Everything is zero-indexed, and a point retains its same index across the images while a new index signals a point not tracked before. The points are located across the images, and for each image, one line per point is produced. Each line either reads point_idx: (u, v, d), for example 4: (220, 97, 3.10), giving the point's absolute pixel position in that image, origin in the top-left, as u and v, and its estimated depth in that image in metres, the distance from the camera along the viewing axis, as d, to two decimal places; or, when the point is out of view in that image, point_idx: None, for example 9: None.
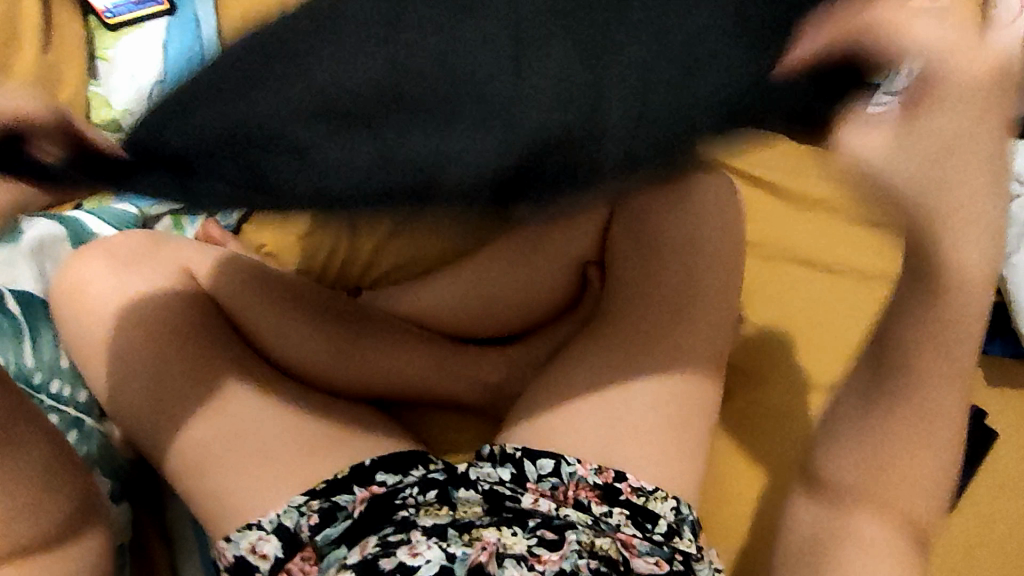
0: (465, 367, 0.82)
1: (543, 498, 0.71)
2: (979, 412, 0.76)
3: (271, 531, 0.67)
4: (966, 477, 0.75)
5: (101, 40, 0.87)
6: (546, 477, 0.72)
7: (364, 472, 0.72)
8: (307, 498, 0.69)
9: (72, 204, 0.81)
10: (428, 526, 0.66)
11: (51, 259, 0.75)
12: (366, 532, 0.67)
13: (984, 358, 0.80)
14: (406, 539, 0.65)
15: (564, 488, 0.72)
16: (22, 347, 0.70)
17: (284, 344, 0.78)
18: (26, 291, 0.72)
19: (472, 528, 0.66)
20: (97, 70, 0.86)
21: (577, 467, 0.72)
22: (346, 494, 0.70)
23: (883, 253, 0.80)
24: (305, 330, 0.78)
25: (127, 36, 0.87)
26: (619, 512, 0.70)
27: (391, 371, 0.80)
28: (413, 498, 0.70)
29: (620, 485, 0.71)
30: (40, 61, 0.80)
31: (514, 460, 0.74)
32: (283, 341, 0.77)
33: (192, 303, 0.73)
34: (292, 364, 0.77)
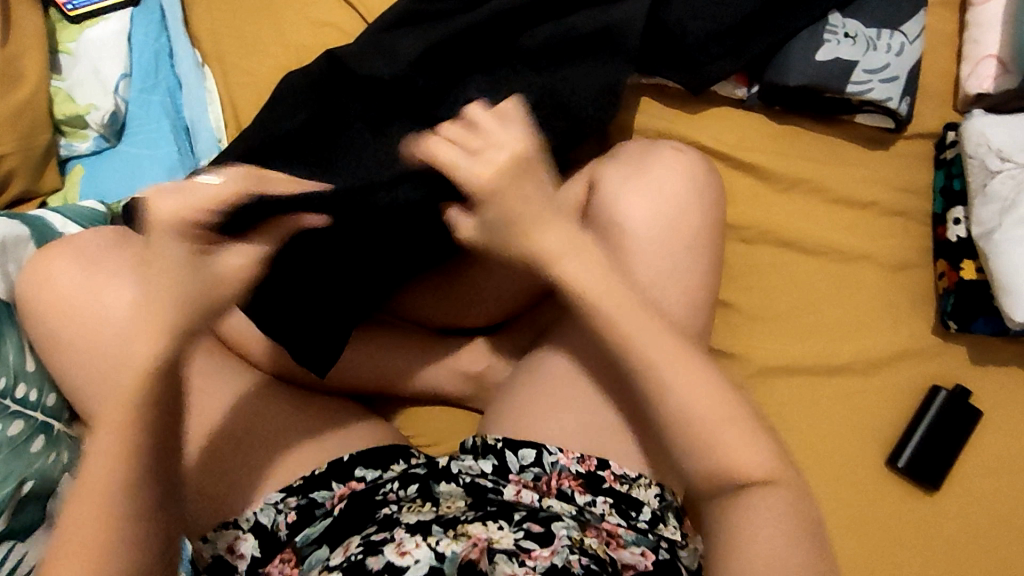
0: (440, 357, 0.81)
1: (525, 489, 0.71)
2: (961, 390, 0.75)
3: (248, 531, 0.68)
4: (946, 458, 0.74)
5: (63, 34, 0.84)
6: (528, 468, 0.71)
7: (341, 470, 0.71)
8: (283, 496, 0.69)
9: (39, 204, 0.80)
10: (412, 523, 0.67)
11: (13, 257, 0.70)
12: (348, 531, 0.69)
13: (969, 337, 0.78)
14: (391, 537, 0.65)
15: (547, 478, 0.71)
16: None
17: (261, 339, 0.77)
18: None
19: (459, 523, 0.66)
20: (59, 65, 0.83)
21: (559, 456, 0.71)
22: (323, 492, 0.70)
23: (866, 233, 0.79)
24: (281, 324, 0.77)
25: (90, 29, 0.84)
26: (602, 501, 0.70)
27: (370, 363, 0.80)
28: (394, 493, 0.71)
29: (603, 473, 0.71)
30: None
31: (496, 451, 0.73)
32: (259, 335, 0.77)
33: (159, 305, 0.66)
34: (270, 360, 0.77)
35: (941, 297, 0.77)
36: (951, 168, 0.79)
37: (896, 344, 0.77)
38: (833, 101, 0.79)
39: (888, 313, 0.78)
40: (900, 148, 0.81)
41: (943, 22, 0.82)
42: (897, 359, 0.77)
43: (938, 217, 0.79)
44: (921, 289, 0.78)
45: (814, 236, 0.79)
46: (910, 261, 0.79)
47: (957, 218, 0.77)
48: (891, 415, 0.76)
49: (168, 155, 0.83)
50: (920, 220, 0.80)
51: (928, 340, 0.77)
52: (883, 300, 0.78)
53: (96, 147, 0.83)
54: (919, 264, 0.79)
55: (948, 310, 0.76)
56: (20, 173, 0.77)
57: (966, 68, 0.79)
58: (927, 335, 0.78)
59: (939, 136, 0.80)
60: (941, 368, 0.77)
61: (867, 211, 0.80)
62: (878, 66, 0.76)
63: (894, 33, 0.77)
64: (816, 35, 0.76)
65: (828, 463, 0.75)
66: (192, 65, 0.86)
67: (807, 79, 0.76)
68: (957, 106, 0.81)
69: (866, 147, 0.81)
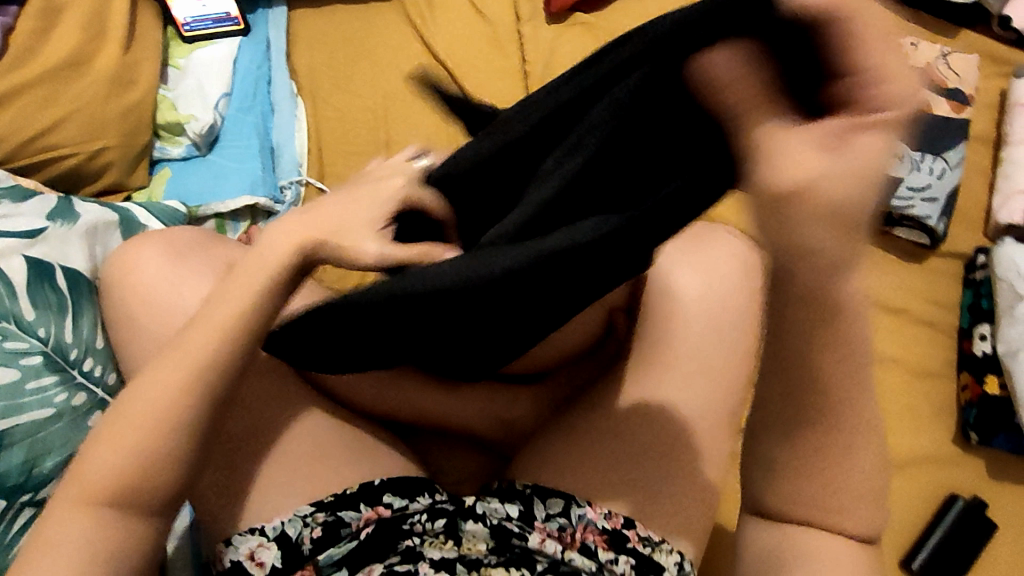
0: (480, 401, 0.82)
1: (549, 538, 0.72)
2: (977, 500, 0.77)
3: (273, 540, 0.68)
4: (962, 561, 0.76)
5: (175, 50, 0.92)
6: (554, 518, 0.72)
7: (372, 493, 0.71)
8: (313, 509, 0.69)
9: (124, 197, 0.83)
10: (436, 560, 0.70)
11: (100, 241, 0.74)
12: (371, 556, 0.70)
13: (987, 451, 0.80)
14: (414, 571, 0.69)
15: (572, 530, 0.72)
16: (65, 321, 0.66)
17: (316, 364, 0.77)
18: (75, 267, 0.69)
19: (482, 565, 0.70)
20: (167, 76, 0.91)
21: (586, 510, 0.72)
22: (351, 512, 0.70)
23: (894, 339, 0.84)
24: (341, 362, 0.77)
25: (201, 49, 0.92)
26: (624, 560, 0.70)
27: (411, 405, 0.80)
28: (420, 524, 0.71)
29: (627, 532, 0.71)
30: (119, 60, 0.83)
31: (523, 496, 0.74)
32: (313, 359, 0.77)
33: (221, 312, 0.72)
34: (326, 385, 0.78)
35: (963, 409, 0.81)
36: (979, 288, 0.84)
37: (917, 446, 0.80)
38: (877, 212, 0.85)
39: (910, 414, 0.81)
40: (931, 263, 0.86)
41: (977, 158, 0.90)
42: (917, 462, 0.80)
43: (964, 331, 0.84)
44: (943, 397, 0.82)
45: None
46: (934, 369, 0.83)
47: (983, 333, 0.81)
48: (907, 516, 0.78)
49: (253, 171, 0.87)
50: (945, 332, 0.84)
51: (947, 446, 0.80)
52: (905, 401, 0.82)
53: (186, 154, 0.88)
54: (941, 373, 0.83)
55: (971, 421, 0.79)
56: (115, 167, 0.81)
57: (998, 200, 0.86)
58: (947, 441, 0.81)
59: (969, 257, 0.86)
60: (957, 477, 0.80)
61: (897, 316, 0.84)
62: (919, 185, 0.83)
63: (935, 158, 0.84)
64: None
65: None
66: (288, 94, 0.92)
67: None
68: (988, 233, 0.87)
69: (902, 257, 0.86)
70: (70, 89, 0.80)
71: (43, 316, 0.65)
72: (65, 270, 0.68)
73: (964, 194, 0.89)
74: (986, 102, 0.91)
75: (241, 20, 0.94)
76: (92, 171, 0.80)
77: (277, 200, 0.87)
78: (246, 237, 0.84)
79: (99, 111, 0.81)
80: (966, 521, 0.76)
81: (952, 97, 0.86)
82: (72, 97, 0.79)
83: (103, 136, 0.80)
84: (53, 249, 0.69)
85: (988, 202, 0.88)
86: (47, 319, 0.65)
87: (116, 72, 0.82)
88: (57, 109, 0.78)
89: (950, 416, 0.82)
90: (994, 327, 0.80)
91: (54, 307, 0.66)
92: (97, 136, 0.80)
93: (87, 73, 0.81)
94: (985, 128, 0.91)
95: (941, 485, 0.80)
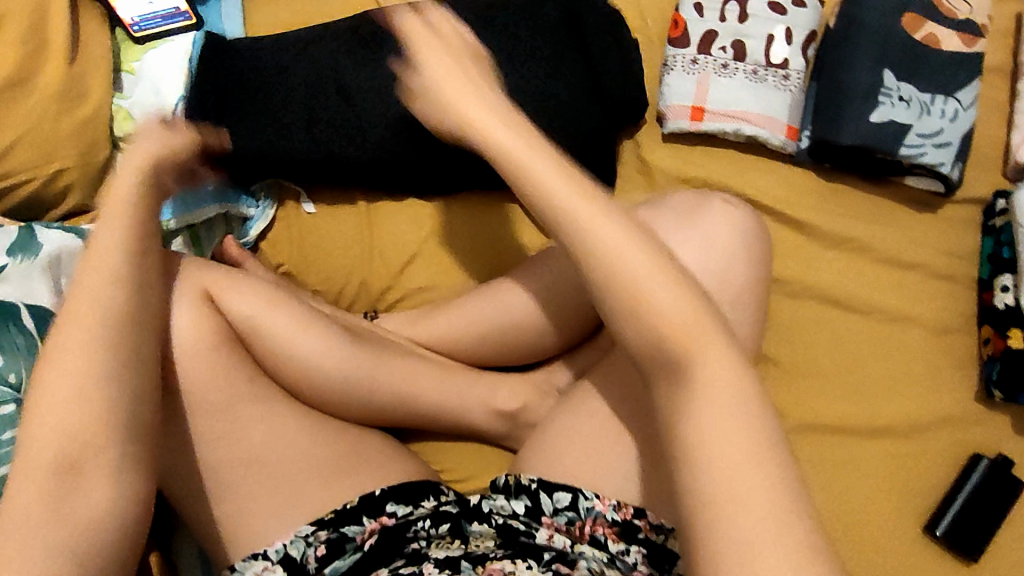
0: (477, 391, 0.81)
1: (557, 533, 0.69)
2: (1003, 459, 0.74)
3: (277, 562, 0.65)
4: (989, 521, 0.72)
5: (126, 52, 0.86)
6: (562, 511, 0.69)
7: (373, 503, 0.70)
8: (314, 528, 0.67)
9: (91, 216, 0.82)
10: (440, 559, 0.66)
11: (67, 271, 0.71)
12: (376, 566, 0.67)
13: (1011, 406, 0.77)
14: (418, 571, 0.64)
15: (581, 523, 0.69)
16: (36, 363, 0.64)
17: (293, 365, 0.72)
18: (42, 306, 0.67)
19: (486, 559, 0.65)
20: (121, 82, 0.85)
21: (594, 503, 0.68)
22: (354, 526, 0.68)
23: (913, 296, 0.79)
24: (316, 350, 0.72)
25: (154, 50, 0.86)
26: (636, 551, 0.67)
27: (403, 399, 0.77)
28: (425, 531, 0.69)
29: (638, 522, 0.67)
30: (65, 71, 0.78)
31: (529, 492, 0.70)
32: (291, 360, 0.71)
33: (208, 326, 0.67)
34: (302, 389, 0.73)
35: (986, 364, 0.76)
36: (999, 236, 0.79)
37: (938, 406, 0.77)
38: (884, 163, 0.80)
39: (930, 372, 0.78)
40: (946, 212, 0.81)
41: (992, 91, 0.83)
42: (938, 424, 0.76)
43: (984, 283, 0.79)
44: (964, 354, 0.78)
45: (857, 295, 0.79)
46: (952, 324, 0.79)
47: (1005, 285, 0.76)
48: (927, 481, 0.75)
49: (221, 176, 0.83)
50: (964, 284, 0.80)
51: (970, 404, 0.77)
52: (925, 361, 0.78)
53: None
54: (961, 328, 0.79)
55: (994, 379, 0.75)
56: (78, 187, 0.79)
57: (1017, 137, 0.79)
58: (970, 399, 0.77)
59: (987, 203, 0.81)
60: (982, 436, 0.76)
61: (912, 272, 0.80)
62: (931, 130, 0.76)
63: (947, 98, 0.77)
64: (868, 97, 0.77)
65: (870, 529, 0.73)
66: None
67: (859, 139, 0.76)
68: (1007, 173, 0.81)
69: (917, 209, 0.81)
70: (16, 110, 0.75)
71: (9, 361, 0.63)
72: (32, 312, 0.66)
73: (980, 133, 0.82)
74: (1001, 29, 0.84)
75: (192, 13, 0.88)
76: (54, 194, 0.78)
77: (250, 205, 0.85)
78: (223, 251, 0.81)
79: (51, 129, 0.76)
80: (991, 481, 0.73)
81: (964, 30, 0.78)
82: (22, 115, 0.75)
83: (59, 157, 0.77)
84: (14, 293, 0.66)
85: (1006, 140, 0.82)
86: (15, 364, 0.63)
87: (64, 85, 0.77)
88: (7, 132, 0.74)
89: (970, 372, 0.78)
90: (1017, 277, 0.75)
91: (20, 351, 0.64)
92: (52, 158, 0.76)
93: (34, 91, 0.76)
94: (1001, 58, 0.83)
95: (964, 445, 0.76)
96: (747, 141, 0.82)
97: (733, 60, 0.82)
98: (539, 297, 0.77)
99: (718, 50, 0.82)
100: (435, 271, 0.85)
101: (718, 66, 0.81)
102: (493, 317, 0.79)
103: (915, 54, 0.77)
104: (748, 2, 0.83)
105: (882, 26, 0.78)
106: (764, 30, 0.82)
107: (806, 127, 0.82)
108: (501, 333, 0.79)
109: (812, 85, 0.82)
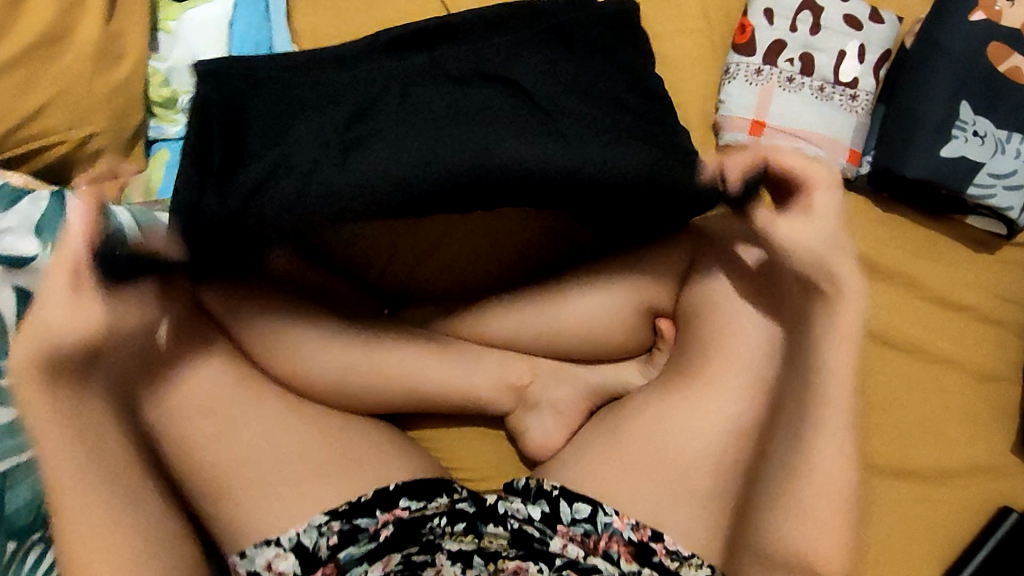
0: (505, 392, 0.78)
1: (572, 543, 0.67)
2: None
3: (289, 550, 0.63)
4: None
5: (166, 11, 0.83)
6: (580, 522, 0.67)
7: (386, 498, 0.66)
8: (327, 518, 0.64)
9: (122, 182, 0.81)
10: (453, 551, 0.66)
11: None
12: (389, 552, 0.66)
13: None
14: (433, 561, 0.65)
15: (596, 536, 0.66)
16: None
17: (295, 362, 0.70)
18: None
19: (501, 558, 0.65)
20: (158, 42, 0.82)
21: (613, 519, 0.66)
22: (366, 517, 0.65)
23: (961, 339, 0.76)
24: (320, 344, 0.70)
25: (193, 11, 0.83)
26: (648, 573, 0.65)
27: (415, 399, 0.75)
28: (440, 528, 0.67)
29: (654, 545, 0.66)
30: (102, 29, 0.74)
31: (549, 497, 0.68)
32: (290, 356, 0.69)
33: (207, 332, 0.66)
34: (308, 391, 0.70)
35: None
36: None
37: (973, 455, 0.75)
38: (947, 200, 0.76)
39: (970, 419, 0.75)
40: (1005, 255, 0.78)
41: None
42: (970, 473, 0.74)
43: None
44: (1004, 404, 0.76)
45: (904, 333, 0.76)
46: (996, 371, 0.77)
47: None
48: (953, 528, 0.73)
49: None
50: (1012, 330, 0.77)
51: (1006, 455, 0.75)
52: (966, 407, 0.75)
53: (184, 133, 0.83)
54: (1004, 376, 0.77)
55: None
56: (107, 153, 0.77)
57: None
58: (1006, 451, 0.75)
59: None
60: (1013, 490, 0.74)
61: (962, 313, 0.77)
62: (1003, 171, 0.73)
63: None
64: (940, 131, 0.73)
65: (894, 573, 0.72)
66: None
67: (926, 174, 0.73)
68: None
69: (973, 248, 0.78)
70: (49, 67, 0.71)
71: None
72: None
73: None
74: None
75: None
76: (83, 159, 0.76)
77: None
78: None
79: (85, 92, 0.73)
80: None
81: None
82: (54, 75, 0.72)
83: (90, 121, 0.74)
84: (36, 282, 0.66)
85: None
86: None
87: (101, 45, 0.74)
88: (38, 93, 0.71)
89: (1009, 422, 0.76)
90: None
91: None
92: (84, 122, 0.74)
93: (68, 48, 0.72)
94: None
95: (994, 496, 0.74)
96: (804, 161, 0.79)
97: (800, 75, 0.77)
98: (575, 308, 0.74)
99: (785, 62, 0.77)
100: (465, 269, 0.82)
101: (783, 81, 0.77)
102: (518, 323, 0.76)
103: (996, 87, 0.73)
104: (823, 13, 0.78)
105: (965, 54, 0.73)
106: (837, 45, 0.77)
107: (869, 152, 0.78)
108: (532, 339, 0.76)
109: (880, 109, 0.78)
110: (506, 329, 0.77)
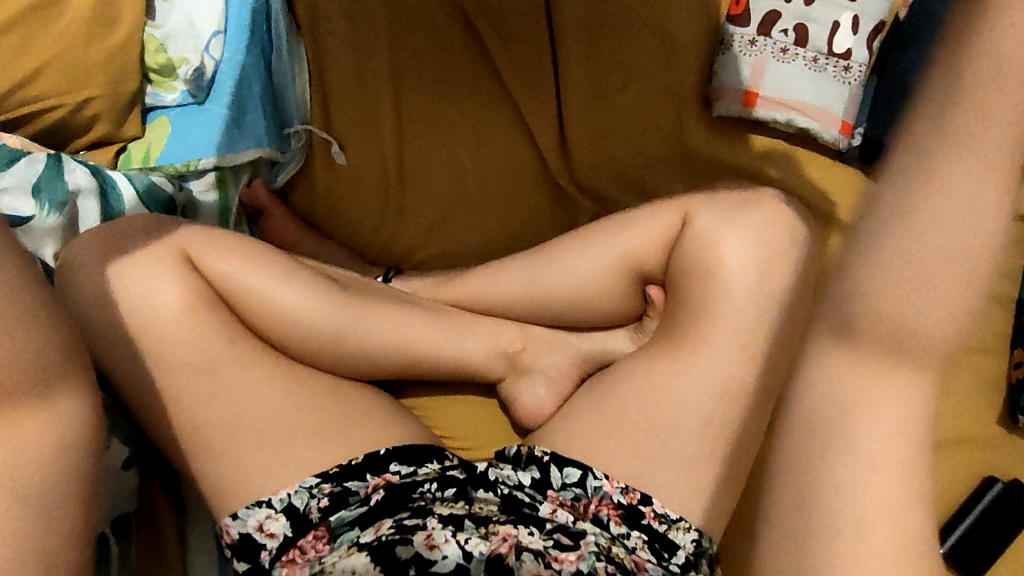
0: (494, 349, 0.78)
1: (561, 508, 0.66)
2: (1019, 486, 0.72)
3: (280, 511, 0.63)
4: (999, 547, 0.71)
5: None
6: (570, 487, 0.67)
7: (377, 463, 0.66)
8: (318, 480, 0.64)
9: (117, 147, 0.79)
10: (444, 514, 0.63)
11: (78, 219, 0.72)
12: (380, 515, 0.64)
13: None
14: (423, 524, 0.62)
15: (586, 501, 0.66)
16: None
17: (285, 329, 0.69)
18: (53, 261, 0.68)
19: (491, 522, 0.63)
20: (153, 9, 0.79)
21: (603, 483, 0.66)
22: (357, 481, 0.65)
23: None
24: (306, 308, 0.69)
25: None
26: (637, 535, 0.64)
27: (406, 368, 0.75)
28: (430, 493, 0.65)
29: (644, 509, 0.65)
30: None
31: (540, 463, 0.68)
32: (283, 325, 0.69)
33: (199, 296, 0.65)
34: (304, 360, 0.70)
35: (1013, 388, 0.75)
36: None
37: (959, 425, 0.75)
38: None
39: (958, 390, 0.76)
40: None
41: None
42: (955, 442, 0.75)
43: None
44: (992, 375, 0.77)
45: None
46: (986, 342, 0.77)
47: None
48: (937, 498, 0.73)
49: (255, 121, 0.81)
50: (1002, 302, 0.78)
51: (992, 425, 0.76)
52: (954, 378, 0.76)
53: (182, 100, 0.80)
54: (994, 348, 0.77)
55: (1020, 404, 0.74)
56: (103, 119, 0.76)
57: None
58: (992, 421, 0.76)
59: None
60: (1000, 460, 0.75)
61: None
62: None
63: None
64: None
65: None
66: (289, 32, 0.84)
67: None
68: None
69: None
70: (46, 31, 0.72)
71: None
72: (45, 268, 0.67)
73: None
74: None
75: None
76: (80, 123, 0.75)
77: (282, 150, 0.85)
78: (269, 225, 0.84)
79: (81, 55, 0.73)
80: (1005, 506, 0.71)
81: None
82: (52, 37, 0.72)
83: (87, 85, 0.74)
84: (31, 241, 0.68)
85: None
86: None
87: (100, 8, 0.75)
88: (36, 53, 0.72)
89: (997, 393, 0.76)
90: None
91: None
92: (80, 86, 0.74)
93: (67, 10, 0.73)
94: None
95: (982, 466, 0.75)
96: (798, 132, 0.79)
97: (794, 46, 0.78)
98: (567, 277, 0.75)
99: (780, 33, 0.78)
100: (462, 238, 0.84)
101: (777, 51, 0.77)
102: (512, 291, 0.77)
103: None
104: None
105: None
106: (832, 16, 0.77)
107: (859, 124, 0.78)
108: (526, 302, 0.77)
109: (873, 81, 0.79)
110: (501, 290, 0.78)
